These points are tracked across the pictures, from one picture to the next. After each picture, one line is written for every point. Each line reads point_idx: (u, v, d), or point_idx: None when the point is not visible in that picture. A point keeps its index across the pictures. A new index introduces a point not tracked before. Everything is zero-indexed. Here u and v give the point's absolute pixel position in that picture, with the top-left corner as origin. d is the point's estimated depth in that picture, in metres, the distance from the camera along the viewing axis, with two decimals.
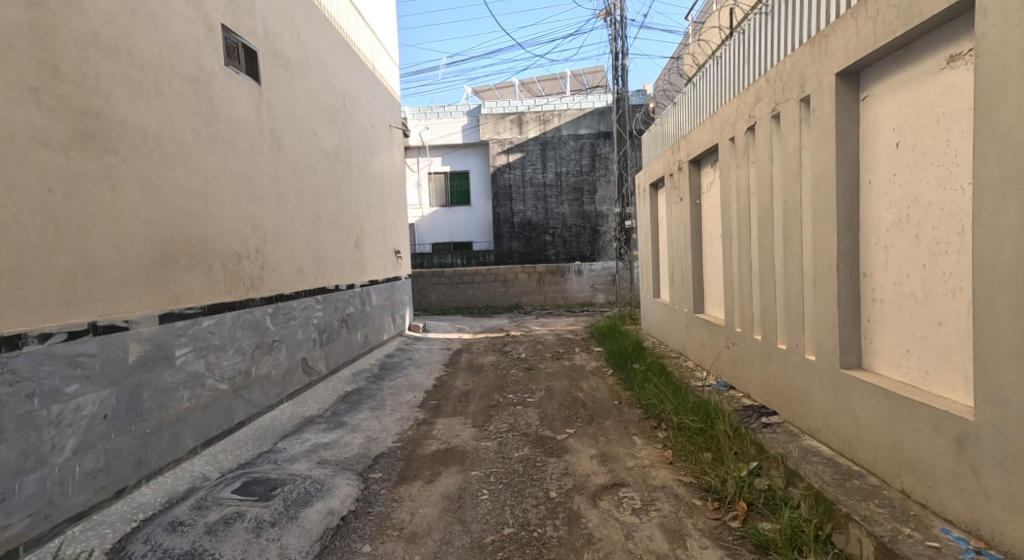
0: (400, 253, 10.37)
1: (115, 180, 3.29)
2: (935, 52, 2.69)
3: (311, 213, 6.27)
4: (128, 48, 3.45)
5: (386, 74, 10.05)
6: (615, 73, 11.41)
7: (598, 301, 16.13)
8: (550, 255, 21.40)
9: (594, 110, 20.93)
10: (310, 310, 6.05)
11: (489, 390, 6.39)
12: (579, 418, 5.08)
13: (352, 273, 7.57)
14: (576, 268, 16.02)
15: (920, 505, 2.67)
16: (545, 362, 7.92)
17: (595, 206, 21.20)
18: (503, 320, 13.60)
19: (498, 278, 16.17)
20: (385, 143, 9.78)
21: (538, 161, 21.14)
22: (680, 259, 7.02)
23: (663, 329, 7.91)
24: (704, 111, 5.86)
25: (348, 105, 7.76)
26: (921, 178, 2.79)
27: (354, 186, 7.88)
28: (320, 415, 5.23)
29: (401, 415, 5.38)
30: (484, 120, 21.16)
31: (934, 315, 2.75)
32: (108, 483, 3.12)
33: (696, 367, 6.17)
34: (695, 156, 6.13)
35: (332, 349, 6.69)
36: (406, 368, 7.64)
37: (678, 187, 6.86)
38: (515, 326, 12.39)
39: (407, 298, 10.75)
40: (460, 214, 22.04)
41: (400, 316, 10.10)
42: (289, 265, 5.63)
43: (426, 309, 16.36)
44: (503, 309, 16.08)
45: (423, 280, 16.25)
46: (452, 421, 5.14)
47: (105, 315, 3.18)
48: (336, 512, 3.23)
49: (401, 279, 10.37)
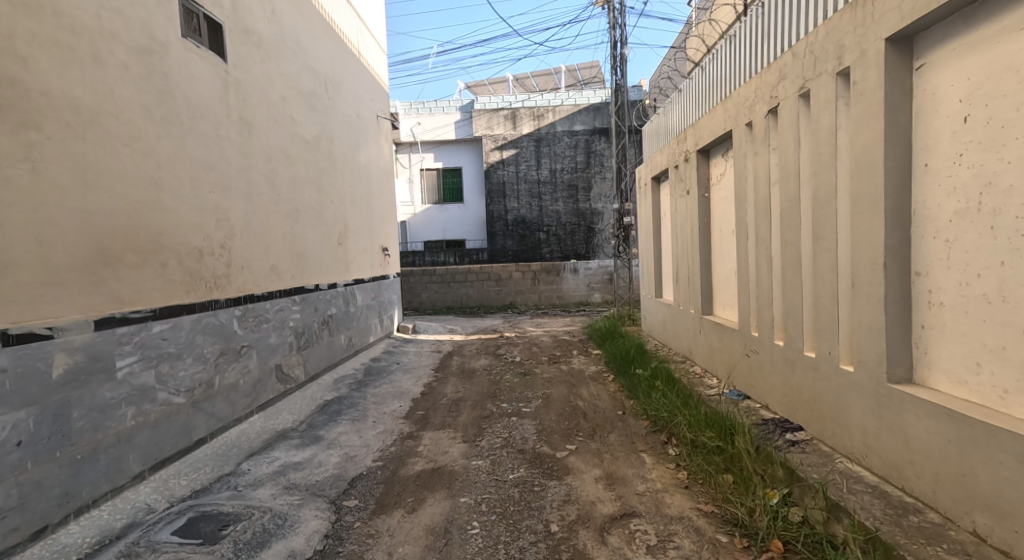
0: (388, 250, 9.87)
1: (36, 160, 2.81)
2: (1019, 5, 2.26)
3: (288, 207, 5.78)
4: (54, 6, 2.94)
5: (373, 61, 9.54)
6: (614, 63, 10.94)
7: (594, 301, 15.68)
8: (544, 254, 20.94)
9: (590, 107, 20.50)
10: (284, 312, 5.54)
11: (481, 398, 5.92)
12: (580, 432, 4.61)
13: (334, 272, 7.07)
14: (571, 266, 15.56)
15: (1001, 553, 2.27)
16: (541, 366, 7.45)
17: (590, 203, 20.74)
18: (496, 321, 13.12)
19: (491, 277, 15.69)
20: (372, 134, 9.27)
21: (532, 157, 20.68)
22: (685, 257, 6.58)
23: (667, 331, 7.45)
24: (713, 96, 5.40)
25: (331, 92, 7.27)
26: (998, 158, 2.36)
27: (337, 180, 7.37)
28: (293, 429, 4.73)
29: (383, 428, 4.89)
30: (478, 115, 20.65)
31: (1014, 322, 2.31)
32: (21, 524, 2.65)
33: (705, 374, 5.71)
34: (704, 146, 5.68)
35: (311, 353, 6.18)
36: (393, 373, 7.16)
37: (684, 180, 6.41)
38: (509, 327, 11.89)
39: (396, 298, 10.24)
40: (453, 212, 21.56)
41: (388, 316, 9.62)
42: (261, 263, 5.14)
43: (417, 308, 15.85)
44: (496, 308, 15.60)
45: (414, 279, 15.76)
46: (440, 436, 4.65)
47: (20, 322, 2.70)
48: (297, 553, 2.77)
49: (389, 278, 9.88)
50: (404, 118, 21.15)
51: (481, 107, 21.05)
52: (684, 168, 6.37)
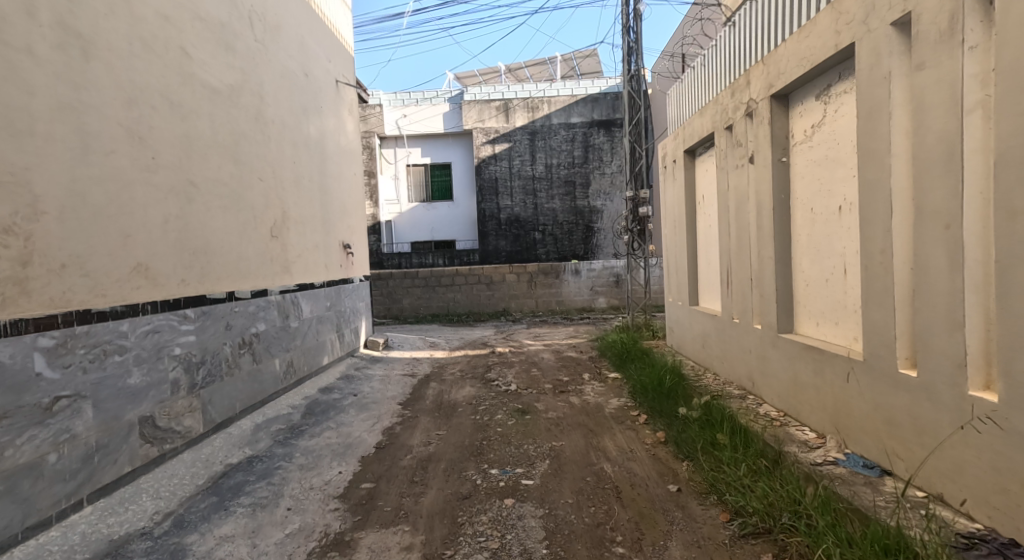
0: (350, 248, 8.03)
1: None
2: None
3: (175, 180, 3.95)
4: None
5: (333, 13, 7.69)
6: (626, 22, 9.15)
7: (598, 306, 13.86)
8: (540, 255, 19.10)
9: (588, 97, 18.70)
10: (162, 335, 3.70)
11: (460, 456, 4.10)
12: (620, 542, 2.79)
13: (260, 275, 5.23)
14: (572, 266, 13.75)
15: None
16: (544, 398, 5.65)
17: (589, 201, 18.92)
18: (487, 331, 11.29)
19: (482, 280, 13.86)
20: (327, 102, 7.42)
21: (526, 151, 18.85)
22: (741, 253, 4.79)
23: (713, 352, 5.62)
24: (801, 8, 3.61)
25: (261, 33, 5.44)
26: None
27: (269, 153, 5.55)
28: (141, 537, 2.89)
29: (298, 527, 3.04)
30: (467, 106, 18.87)
31: None
32: None
33: (788, 423, 3.89)
34: (784, 86, 3.88)
35: (218, 392, 4.32)
36: (343, 411, 5.33)
37: (745, 144, 4.61)
38: (502, 339, 10.07)
39: (363, 307, 8.40)
40: (441, 210, 19.73)
41: (350, 331, 7.78)
42: (113, 260, 3.30)
43: (397, 316, 13.98)
44: (487, 316, 13.74)
45: (394, 282, 13.93)
46: (383, 545, 2.84)
47: None
48: None
49: (352, 283, 8.04)
50: (387, 109, 19.23)
51: (472, 98, 19.26)
52: (745, 129, 4.57)
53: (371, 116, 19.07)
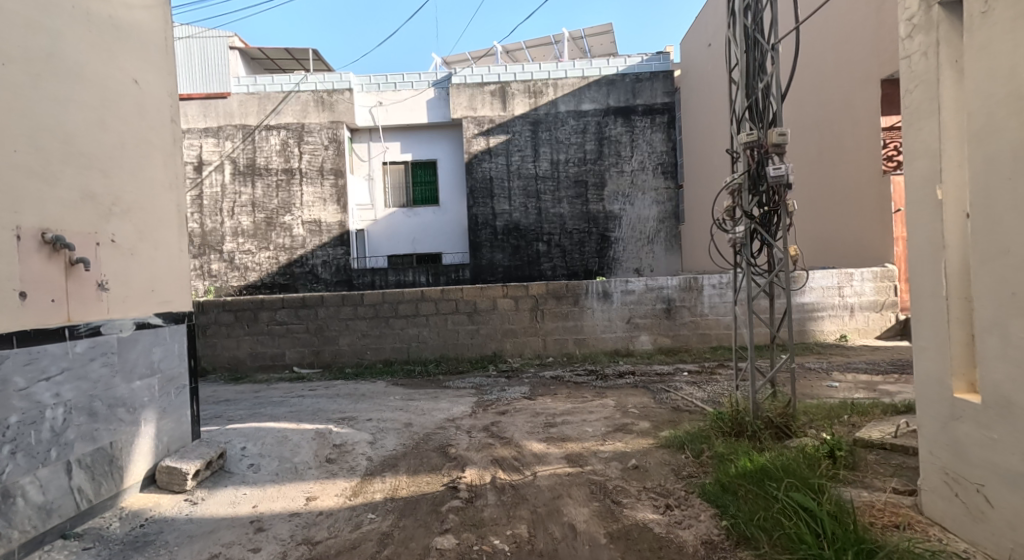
0: (81, 259, 3.20)
1: None
2: None
3: None
4: None
5: None
6: None
7: (639, 349, 8.94)
8: (545, 271, 14.17)
9: (602, 79, 13.99)
10: None
11: None
12: None
13: None
14: (598, 286, 8.92)
15: None
16: None
17: (605, 205, 14.09)
18: (461, 404, 6.37)
19: (461, 309, 9.00)
20: None
21: (526, 146, 14.05)
22: None
23: None
24: None
25: None
26: None
27: None
28: None
29: None
30: (457, 90, 14.04)
31: None
32: None
33: None
34: None
35: None
36: None
37: None
38: (480, 433, 5.15)
39: (129, 390, 3.51)
40: (425, 217, 14.78)
41: (54, 470, 2.97)
42: None
43: (330, 364, 9.09)
44: (468, 365, 8.84)
45: (327, 312, 9.07)
46: None
47: None
48: None
49: (79, 344, 3.16)
50: (358, 95, 14.37)
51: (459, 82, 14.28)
52: None
53: (338, 100, 14.12)
